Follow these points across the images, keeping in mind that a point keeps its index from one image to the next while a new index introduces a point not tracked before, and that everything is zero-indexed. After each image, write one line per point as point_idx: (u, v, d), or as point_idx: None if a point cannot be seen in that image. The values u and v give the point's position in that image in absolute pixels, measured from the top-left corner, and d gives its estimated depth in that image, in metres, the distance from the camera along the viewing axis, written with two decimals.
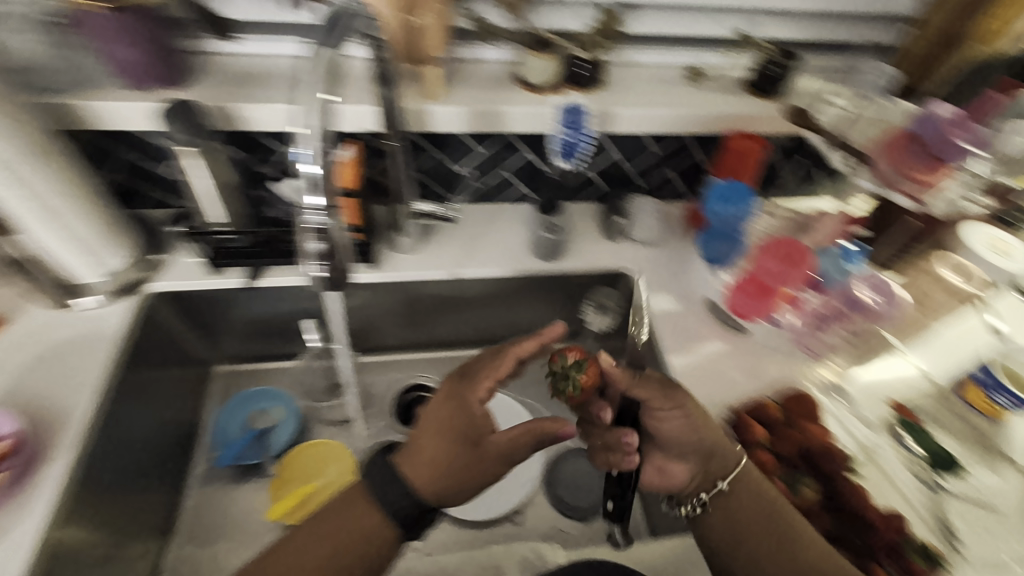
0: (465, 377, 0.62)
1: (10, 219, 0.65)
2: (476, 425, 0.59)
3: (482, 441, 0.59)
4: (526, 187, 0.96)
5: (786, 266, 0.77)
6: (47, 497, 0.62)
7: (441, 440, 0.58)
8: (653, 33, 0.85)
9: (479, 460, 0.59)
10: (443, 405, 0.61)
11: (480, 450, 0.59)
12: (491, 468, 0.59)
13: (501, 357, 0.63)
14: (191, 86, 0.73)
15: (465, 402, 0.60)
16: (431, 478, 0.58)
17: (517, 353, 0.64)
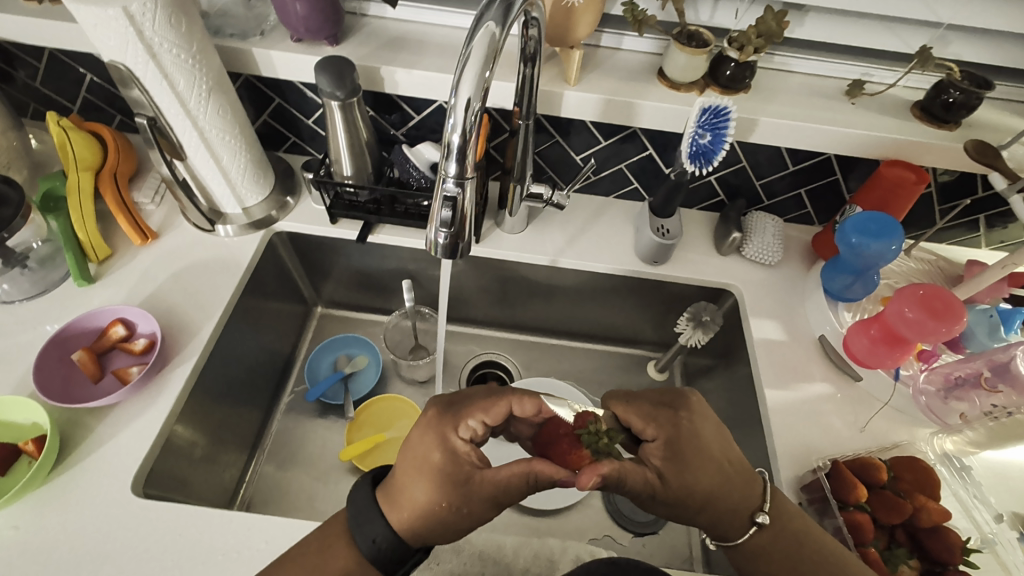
0: (452, 410, 0.57)
1: (182, 146, 0.74)
2: (462, 462, 0.54)
3: (472, 480, 0.53)
4: (642, 186, 0.93)
5: (928, 316, 0.64)
6: (171, 397, 0.70)
7: (428, 479, 0.53)
8: (813, 40, 0.79)
9: (461, 501, 0.52)
10: (425, 439, 0.56)
11: (465, 491, 0.53)
12: (479, 510, 0.53)
13: (491, 399, 0.57)
14: (348, 44, 0.78)
15: (448, 440, 0.55)
16: (411, 520, 0.52)
17: (513, 402, 0.57)
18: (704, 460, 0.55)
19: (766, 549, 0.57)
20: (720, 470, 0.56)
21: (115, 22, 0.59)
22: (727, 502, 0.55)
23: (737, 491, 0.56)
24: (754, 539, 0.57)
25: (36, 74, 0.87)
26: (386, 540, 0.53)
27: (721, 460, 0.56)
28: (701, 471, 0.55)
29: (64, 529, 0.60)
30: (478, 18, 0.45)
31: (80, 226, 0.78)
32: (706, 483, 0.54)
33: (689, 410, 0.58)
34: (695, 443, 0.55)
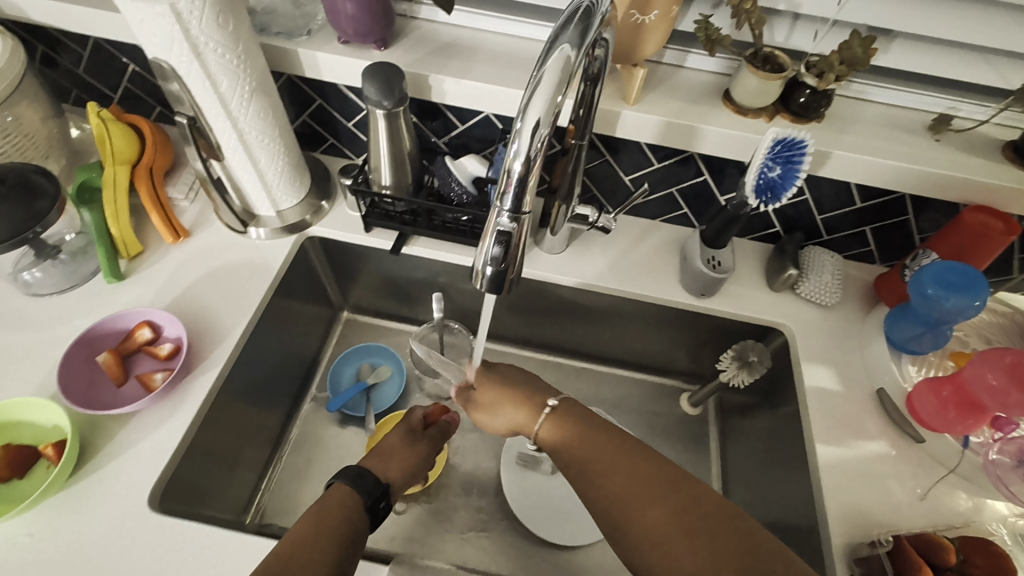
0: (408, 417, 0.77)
1: (219, 147, 0.71)
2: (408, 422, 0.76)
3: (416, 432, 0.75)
4: (692, 211, 0.88)
5: (1015, 386, 0.58)
6: (194, 407, 0.68)
7: (393, 434, 0.73)
8: (897, 68, 0.73)
9: (409, 447, 0.73)
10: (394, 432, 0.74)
11: (416, 442, 0.74)
12: (423, 451, 0.74)
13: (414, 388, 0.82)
14: (396, 48, 0.74)
15: (405, 427, 0.75)
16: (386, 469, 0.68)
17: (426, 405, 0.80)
18: (505, 375, 0.72)
19: (558, 426, 0.64)
20: (540, 395, 0.69)
21: (161, 18, 0.56)
22: (510, 412, 0.69)
23: (522, 399, 0.69)
24: (549, 428, 0.65)
25: (80, 61, 0.86)
26: (372, 488, 0.63)
27: (522, 376, 0.72)
28: (528, 386, 0.71)
29: (79, 541, 0.58)
30: (552, 41, 0.41)
31: (113, 222, 0.76)
32: (503, 381, 0.71)
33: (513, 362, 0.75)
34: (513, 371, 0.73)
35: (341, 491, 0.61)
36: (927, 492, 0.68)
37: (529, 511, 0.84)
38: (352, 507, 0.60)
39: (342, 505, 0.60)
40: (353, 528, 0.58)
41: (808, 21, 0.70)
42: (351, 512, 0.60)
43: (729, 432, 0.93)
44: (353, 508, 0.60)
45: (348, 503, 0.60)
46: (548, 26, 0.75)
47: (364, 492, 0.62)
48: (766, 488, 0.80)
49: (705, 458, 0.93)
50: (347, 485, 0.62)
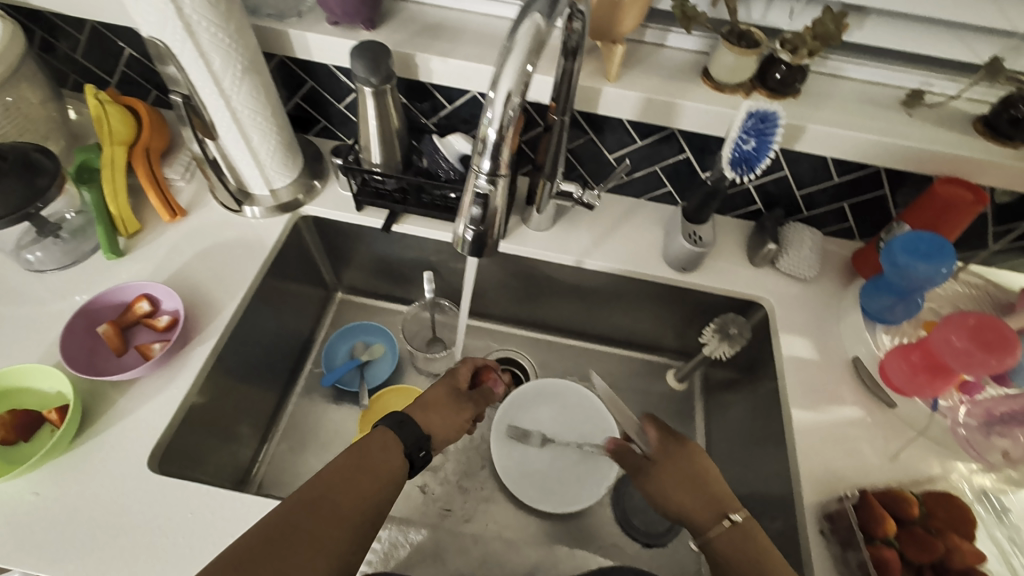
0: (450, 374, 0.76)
1: (213, 126, 0.73)
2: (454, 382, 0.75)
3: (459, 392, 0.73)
4: (675, 189, 0.90)
5: (978, 348, 0.61)
6: (191, 375, 0.71)
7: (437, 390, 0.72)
8: (871, 45, 0.75)
9: (453, 405, 0.71)
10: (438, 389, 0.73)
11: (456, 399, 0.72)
12: (465, 418, 0.72)
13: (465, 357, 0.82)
14: (384, 29, 0.76)
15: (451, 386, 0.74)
16: (425, 421, 0.68)
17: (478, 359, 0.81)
18: (694, 461, 0.67)
19: (730, 546, 0.60)
20: (707, 479, 0.66)
21: None
22: (688, 498, 0.65)
23: (703, 495, 0.65)
24: (721, 534, 0.61)
25: (77, 46, 0.88)
26: (413, 435, 0.65)
27: (711, 471, 0.67)
28: (706, 475, 0.66)
29: (82, 499, 0.61)
30: (523, 10, 0.43)
31: (112, 200, 0.78)
32: (679, 472, 0.67)
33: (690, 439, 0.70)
34: (687, 450, 0.69)
35: (384, 435, 0.63)
36: (897, 452, 0.71)
37: (517, 479, 0.86)
38: (393, 456, 0.62)
39: (376, 455, 0.61)
40: (391, 472, 0.61)
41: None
42: (390, 455, 0.62)
43: (713, 406, 0.96)
44: (396, 456, 0.62)
45: (392, 448, 0.63)
46: None
47: (405, 436, 0.64)
48: (747, 456, 0.83)
49: (690, 432, 0.96)
50: (391, 429, 0.64)
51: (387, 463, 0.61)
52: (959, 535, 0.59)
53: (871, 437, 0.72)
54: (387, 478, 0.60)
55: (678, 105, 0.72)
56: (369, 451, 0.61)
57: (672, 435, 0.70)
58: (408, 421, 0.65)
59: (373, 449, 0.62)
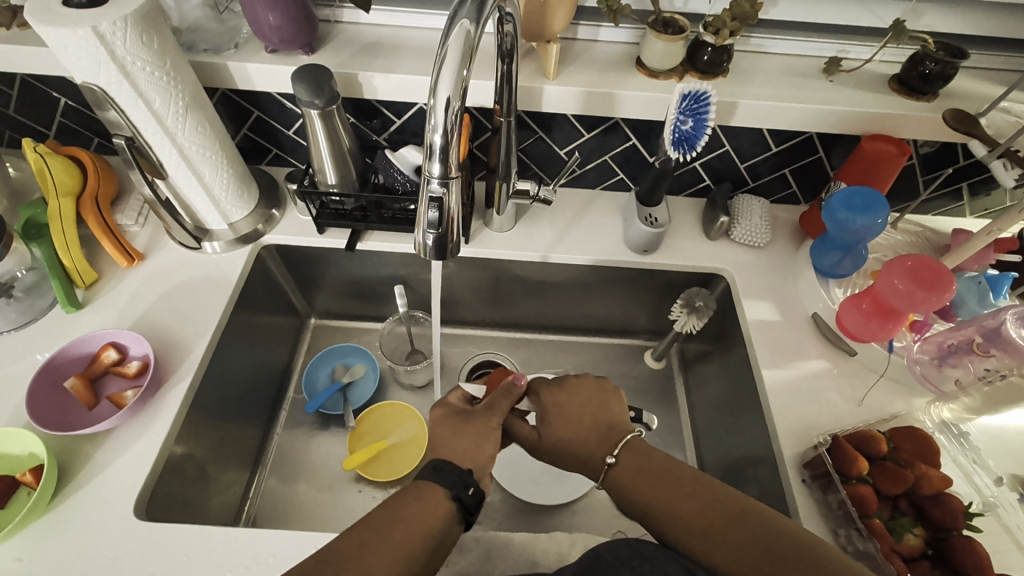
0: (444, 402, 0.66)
1: (162, 165, 0.73)
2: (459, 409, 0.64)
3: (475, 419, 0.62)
4: (627, 176, 0.94)
5: (918, 286, 0.65)
6: (169, 416, 0.70)
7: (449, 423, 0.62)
8: (788, 20, 0.80)
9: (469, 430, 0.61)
10: (443, 423, 0.63)
11: (473, 420, 0.62)
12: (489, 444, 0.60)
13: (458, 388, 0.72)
14: (324, 52, 0.77)
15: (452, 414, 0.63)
16: (461, 457, 0.59)
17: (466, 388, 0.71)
18: (566, 413, 0.64)
19: (627, 481, 0.58)
20: (588, 420, 0.64)
21: (85, 42, 0.58)
22: (574, 445, 0.63)
23: (589, 437, 0.62)
24: (612, 474, 0.59)
25: (9, 101, 0.86)
26: (454, 476, 0.55)
27: (584, 417, 0.64)
28: (586, 415, 0.64)
29: (67, 559, 0.59)
30: (452, 17, 0.46)
31: (64, 252, 0.76)
32: (557, 436, 0.64)
33: (564, 385, 0.67)
34: (558, 404, 0.65)
35: (422, 484, 0.55)
36: (863, 396, 0.75)
37: (513, 477, 0.87)
38: (432, 507, 0.53)
39: (415, 509, 0.52)
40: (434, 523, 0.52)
41: None
42: (431, 507, 0.53)
43: (691, 379, 0.98)
44: (437, 506, 0.53)
45: (435, 498, 0.53)
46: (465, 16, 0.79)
47: (445, 481, 0.54)
48: (728, 422, 0.86)
49: (673, 407, 0.99)
50: (428, 477, 0.55)
51: (424, 514, 0.52)
52: (923, 462, 0.64)
53: (838, 386, 0.75)
54: (431, 532, 0.52)
55: (617, 95, 0.75)
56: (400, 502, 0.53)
57: (550, 382, 0.68)
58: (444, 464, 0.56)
59: (411, 500, 0.53)
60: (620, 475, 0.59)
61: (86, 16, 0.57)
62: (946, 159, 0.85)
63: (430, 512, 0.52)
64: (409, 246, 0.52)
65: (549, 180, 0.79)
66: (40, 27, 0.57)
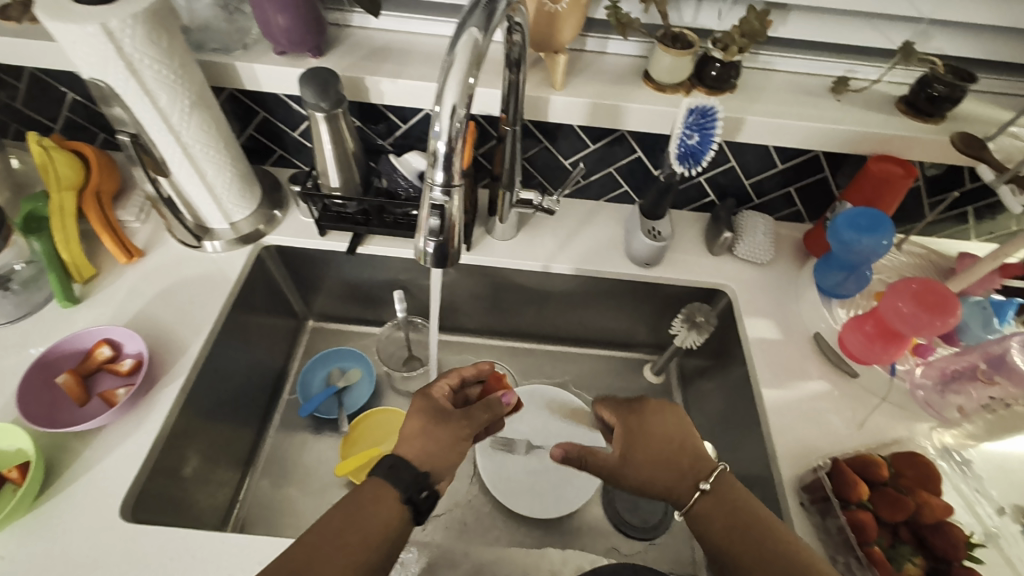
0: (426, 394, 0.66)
1: (165, 163, 0.72)
2: (435, 403, 0.65)
3: (446, 414, 0.63)
4: (631, 188, 0.93)
5: (923, 310, 0.64)
6: (160, 416, 0.69)
7: (420, 420, 0.63)
8: (797, 38, 0.80)
9: (438, 427, 0.62)
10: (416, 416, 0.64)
11: (446, 419, 0.63)
12: (454, 444, 0.62)
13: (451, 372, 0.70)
14: (332, 55, 0.77)
15: (426, 406, 0.64)
16: (423, 456, 0.60)
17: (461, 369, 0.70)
18: (650, 437, 0.64)
19: (717, 512, 0.58)
20: (674, 445, 0.63)
21: (92, 38, 0.58)
22: (659, 469, 0.62)
23: (679, 463, 0.62)
24: (700, 504, 0.59)
25: (16, 94, 0.86)
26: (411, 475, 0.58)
27: (672, 441, 0.63)
28: (671, 439, 0.63)
29: (50, 559, 0.58)
30: (461, 25, 0.45)
31: (63, 247, 0.76)
32: (645, 458, 0.63)
33: (647, 405, 0.66)
34: (639, 427, 0.65)
35: (375, 483, 0.57)
36: (864, 418, 0.74)
37: (507, 489, 0.86)
38: (385, 507, 0.55)
39: (368, 509, 0.55)
40: (385, 523, 0.54)
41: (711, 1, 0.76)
42: (383, 508, 0.55)
43: (690, 395, 0.97)
44: (391, 505, 0.56)
45: (388, 500, 0.56)
46: None
47: (399, 483, 0.57)
48: (726, 441, 0.85)
49: None
50: (382, 476, 0.58)
51: (375, 513, 0.55)
52: (926, 490, 0.62)
53: (839, 408, 0.74)
54: (382, 531, 0.54)
55: (623, 108, 0.75)
56: (350, 502, 0.55)
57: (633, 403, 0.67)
58: (399, 465, 0.58)
59: (366, 501, 0.55)
60: (711, 505, 0.59)
61: (95, 13, 0.57)
62: (952, 182, 0.84)
63: (380, 510, 0.55)
64: (410, 252, 0.52)
65: (557, 190, 0.78)
66: (49, 22, 0.57)
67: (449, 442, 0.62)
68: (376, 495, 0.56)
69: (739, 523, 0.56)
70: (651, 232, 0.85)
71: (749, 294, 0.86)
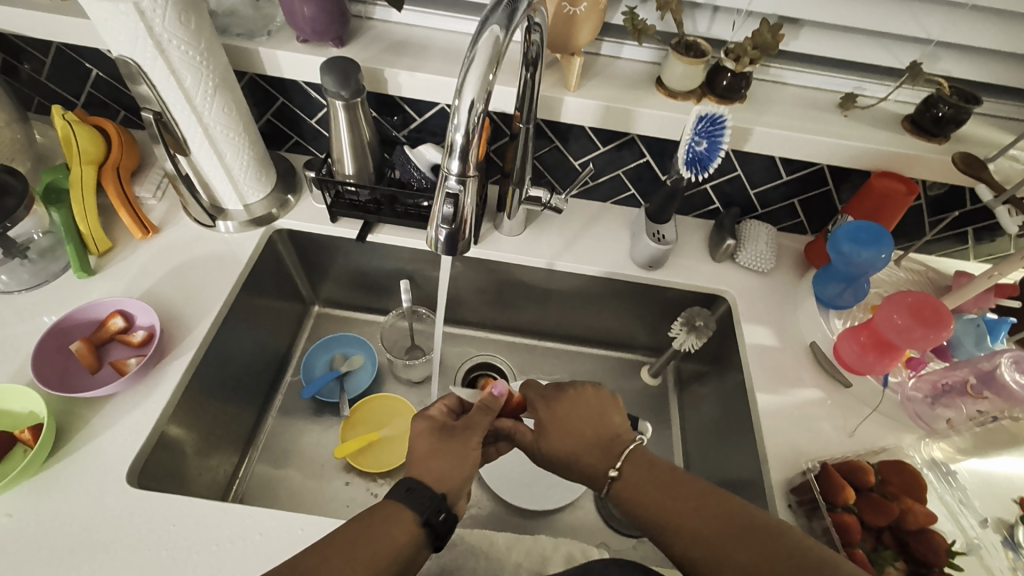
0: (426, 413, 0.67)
1: (186, 142, 0.74)
2: (439, 421, 0.66)
3: (451, 429, 0.64)
4: (638, 192, 0.95)
5: (917, 323, 0.66)
6: (169, 388, 0.71)
7: (426, 438, 0.63)
8: (809, 53, 0.81)
9: (446, 444, 0.63)
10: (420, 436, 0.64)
11: (452, 437, 0.63)
12: (468, 456, 0.63)
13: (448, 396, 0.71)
14: (353, 47, 0.79)
15: (429, 424, 0.65)
16: (435, 478, 0.59)
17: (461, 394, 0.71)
18: (564, 427, 0.65)
19: (630, 494, 0.58)
20: (586, 435, 0.64)
21: (126, 16, 0.60)
22: (572, 455, 0.64)
23: (592, 451, 0.63)
24: (617, 487, 0.60)
25: (42, 68, 0.88)
26: (423, 501, 0.56)
27: (587, 430, 0.64)
28: (584, 431, 0.64)
29: (57, 519, 0.60)
30: (483, 22, 0.47)
31: (81, 219, 0.78)
32: (560, 448, 0.64)
33: (564, 396, 0.68)
34: (558, 416, 0.66)
35: (388, 505, 0.56)
36: (855, 428, 0.75)
37: (502, 480, 0.88)
38: (399, 529, 0.54)
39: (382, 533, 0.53)
40: (402, 544, 0.53)
41: (725, 12, 0.78)
42: (399, 530, 0.54)
43: (686, 399, 0.99)
44: (406, 527, 0.54)
45: (404, 523, 0.54)
46: None
47: (416, 504, 0.56)
48: (719, 444, 0.86)
49: (665, 424, 0.99)
50: (399, 499, 0.56)
51: (396, 531, 0.53)
52: (913, 499, 0.64)
53: (832, 416, 0.76)
54: (400, 553, 0.53)
55: (634, 113, 0.77)
56: (368, 521, 0.54)
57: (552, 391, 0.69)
58: (416, 486, 0.57)
59: (380, 525, 0.54)
60: (622, 487, 0.59)
61: None
62: (954, 201, 0.86)
63: (400, 528, 0.54)
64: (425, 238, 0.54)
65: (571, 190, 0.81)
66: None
67: (461, 459, 0.62)
68: (396, 514, 0.55)
69: (656, 496, 0.56)
70: (656, 234, 0.86)
71: (749, 302, 0.88)
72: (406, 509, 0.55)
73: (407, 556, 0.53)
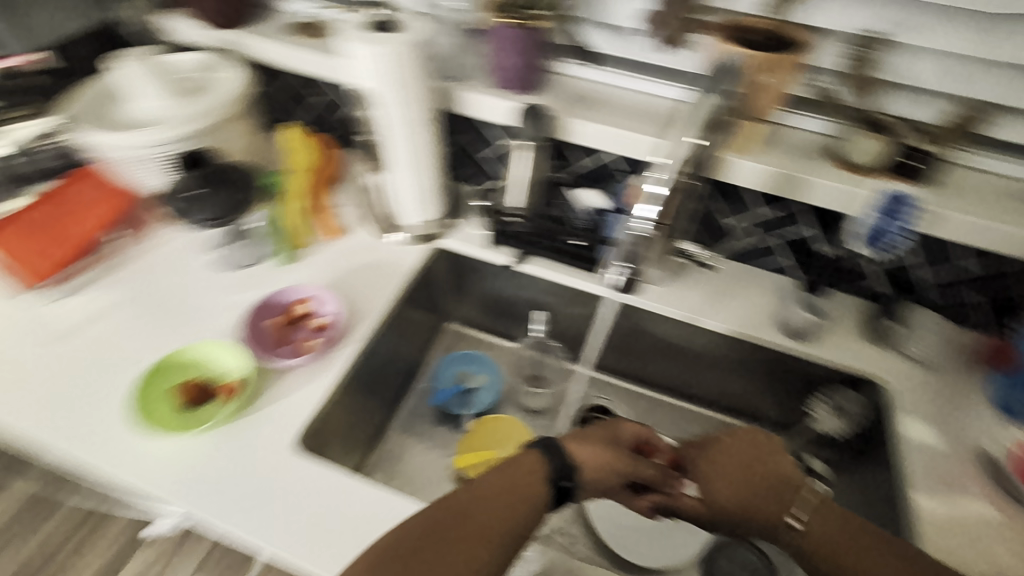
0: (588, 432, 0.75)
1: (389, 162, 0.87)
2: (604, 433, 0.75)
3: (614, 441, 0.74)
4: (789, 260, 0.95)
5: None
6: (337, 372, 0.79)
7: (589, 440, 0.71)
8: (1014, 142, 0.77)
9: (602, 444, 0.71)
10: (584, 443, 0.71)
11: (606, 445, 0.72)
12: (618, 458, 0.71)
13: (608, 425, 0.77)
14: (541, 96, 0.88)
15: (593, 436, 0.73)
16: (582, 459, 0.68)
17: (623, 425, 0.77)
18: (723, 471, 0.70)
19: (816, 541, 0.62)
20: (746, 481, 0.68)
21: (380, 57, 0.72)
22: (737, 501, 0.67)
23: (758, 498, 0.66)
24: (800, 538, 0.63)
25: (281, 92, 1.07)
26: (561, 463, 0.66)
27: (750, 475, 0.68)
28: (742, 478, 0.68)
29: (239, 467, 0.69)
30: None
31: (292, 216, 0.92)
32: (723, 494, 0.68)
33: (713, 444, 0.73)
34: (713, 463, 0.71)
35: (531, 458, 0.66)
36: None
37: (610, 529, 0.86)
38: (534, 480, 0.64)
39: (521, 478, 0.63)
40: (532, 492, 0.62)
41: (921, 94, 0.77)
42: (535, 480, 0.64)
43: None
44: (539, 480, 0.64)
45: (539, 474, 0.65)
46: (672, 85, 0.87)
47: (553, 461, 0.66)
48: None
49: None
50: (539, 452, 0.67)
51: (534, 480, 0.64)
52: None
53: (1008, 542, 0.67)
54: (530, 501, 0.62)
55: (807, 181, 0.78)
56: (513, 466, 0.65)
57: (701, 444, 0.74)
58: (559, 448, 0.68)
59: (525, 471, 0.64)
60: (805, 536, 0.63)
61: (386, 40, 0.72)
62: None
63: (538, 479, 0.64)
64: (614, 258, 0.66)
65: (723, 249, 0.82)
66: (353, 43, 0.72)
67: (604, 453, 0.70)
68: (535, 469, 0.65)
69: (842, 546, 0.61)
70: None
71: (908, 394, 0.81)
72: (539, 466, 0.65)
73: (533, 507, 0.62)
